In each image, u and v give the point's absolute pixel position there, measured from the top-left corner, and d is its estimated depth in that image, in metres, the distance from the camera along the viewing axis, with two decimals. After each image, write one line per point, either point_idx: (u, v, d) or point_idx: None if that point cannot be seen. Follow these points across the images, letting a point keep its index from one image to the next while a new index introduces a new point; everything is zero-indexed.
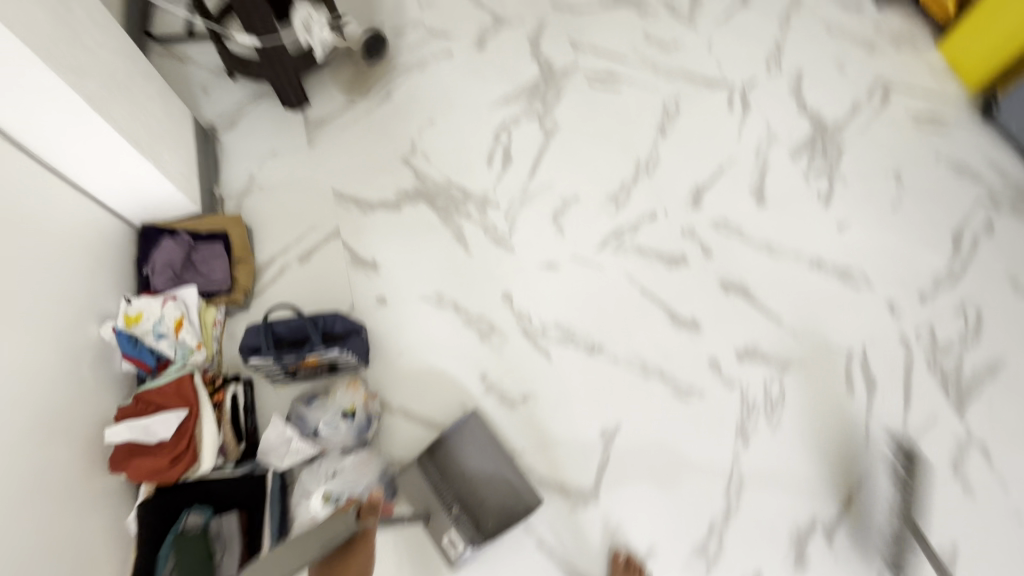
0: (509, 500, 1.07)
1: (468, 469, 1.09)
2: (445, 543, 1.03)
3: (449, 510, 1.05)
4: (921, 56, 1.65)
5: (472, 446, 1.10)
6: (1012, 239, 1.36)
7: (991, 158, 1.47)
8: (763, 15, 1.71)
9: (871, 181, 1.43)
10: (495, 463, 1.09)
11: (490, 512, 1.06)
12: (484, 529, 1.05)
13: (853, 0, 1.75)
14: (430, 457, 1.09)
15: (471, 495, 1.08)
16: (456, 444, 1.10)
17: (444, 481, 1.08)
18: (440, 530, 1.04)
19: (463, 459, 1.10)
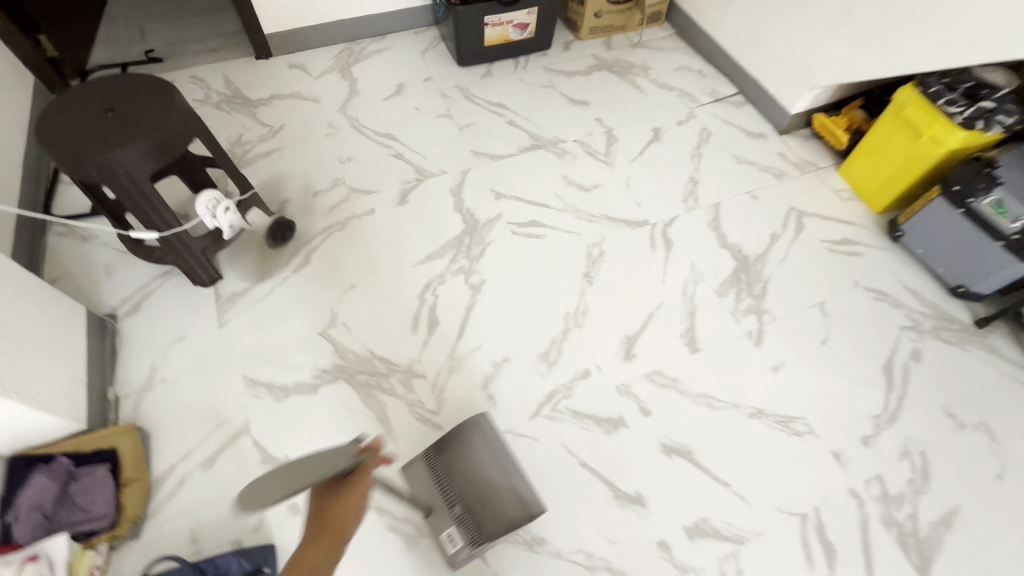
0: (508, 510, 1.09)
1: (471, 470, 1.13)
2: (446, 539, 1.07)
3: (453, 509, 1.09)
4: (827, 180, 1.74)
5: (475, 449, 1.14)
6: (940, 366, 1.37)
7: (907, 281, 1.51)
8: (676, 150, 1.79)
9: (797, 314, 1.44)
10: (497, 474, 1.12)
11: (492, 520, 1.08)
12: (485, 533, 1.07)
13: (756, 130, 1.86)
14: (436, 451, 1.14)
15: (473, 497, 1.10)
16: (461, 443, 1.14)
17: (447, 475, 1.12)
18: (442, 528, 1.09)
19: (467, 456, 1.14)
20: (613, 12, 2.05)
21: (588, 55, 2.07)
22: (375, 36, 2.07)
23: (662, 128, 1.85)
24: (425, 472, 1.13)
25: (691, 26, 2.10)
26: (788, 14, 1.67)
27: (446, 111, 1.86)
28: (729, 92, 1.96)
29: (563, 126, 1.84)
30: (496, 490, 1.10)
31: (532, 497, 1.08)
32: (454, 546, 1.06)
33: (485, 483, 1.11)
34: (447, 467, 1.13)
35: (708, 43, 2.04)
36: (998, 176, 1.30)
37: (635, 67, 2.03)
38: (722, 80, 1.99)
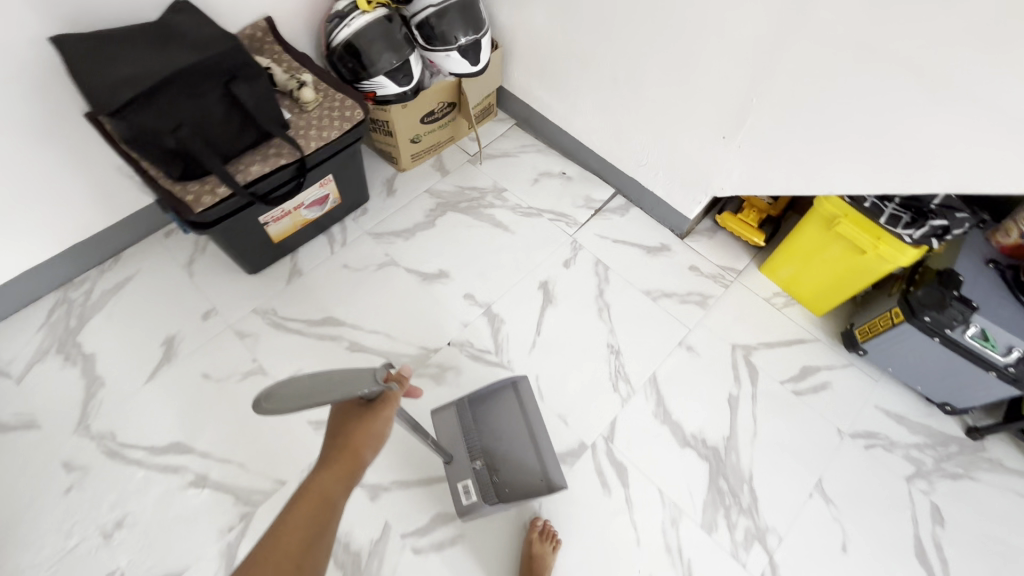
0: (531, 475, 1.10)
1: (497, 430, 1.15)
2: (460, 489, 1.09)
3: (474, 464, 1.11)
4: (754, 287, 1.44)
5: (507, 409, 1.16)
6: (966, 520, 1.15)
7: (887, 404, 1.27)
8: (577, 307, 1.38)
9: (801, 516, 1.14)
10: (526, 433, 1.14)
11: (512, 481, 1.10)
12: (500, 493, 1.09)
13: (655, 241, 1.50)
14: (469, 405, 1.16)
15: (497, 458, 1.12)
16: (497, 401, 1.16)
17: (475, 430, 1.14)
18: (458, 477, 1.10)
19: (497, 415, 1.16)
20: (433, 131, 1.54)
21: (421, 194, 1.56)
22: (103, 265, 1.36)
23: (550, 279, 1.42)
24: (454, 422, 1.15)
25: (533, 118, 1.66)
26: (657, 113, 1.30)
27: (255, 362, 1.26)
28: (606, 197, 1.57)
29: (426, 324, 1.34)
30: (519, 449, 1.13)
31: (555, 469, 1.09)
32: (469, 498, 1.07)
33: (509, 446, 1.13)
34: (475, 421, 1.15)
35: (560, 137, 1.63)
36: (970, 301, 1.06)
37: (486, 194, 1.57)
38: (593, 180, 1.61)
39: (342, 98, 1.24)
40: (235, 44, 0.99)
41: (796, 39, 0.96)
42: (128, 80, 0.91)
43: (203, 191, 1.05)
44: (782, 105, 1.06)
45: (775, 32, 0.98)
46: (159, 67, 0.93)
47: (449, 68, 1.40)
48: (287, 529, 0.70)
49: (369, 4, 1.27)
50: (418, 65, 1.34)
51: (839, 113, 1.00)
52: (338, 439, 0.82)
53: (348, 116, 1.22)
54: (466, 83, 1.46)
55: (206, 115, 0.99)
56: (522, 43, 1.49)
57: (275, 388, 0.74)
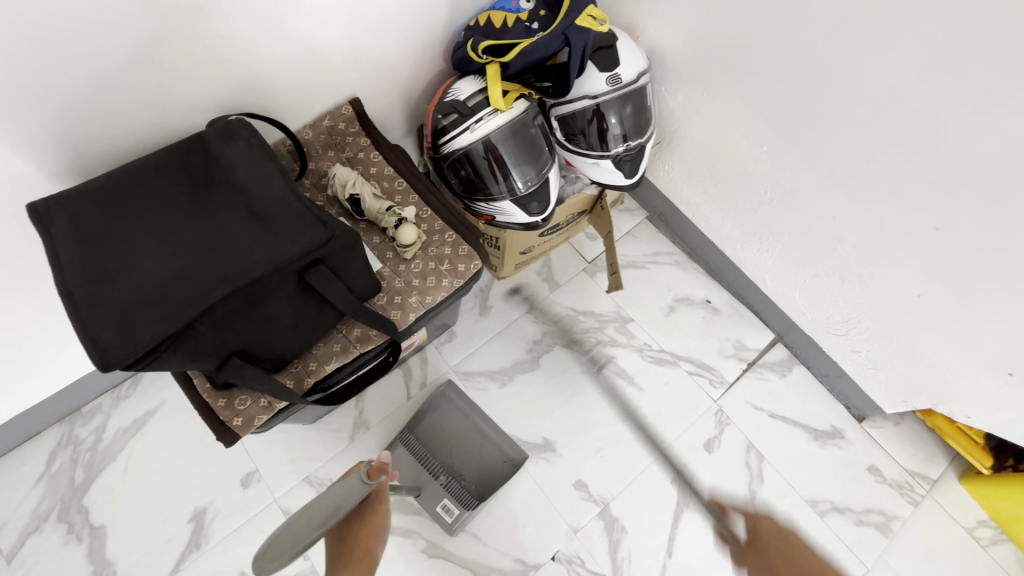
0: (494, 465, 1.06)
1: (445, 437, 1.07)
2: (441, 511, 1.01)
3: (438, 479, 1.03)
4: (954, 509, 1.09)
5: (443, 415, 1.08)
6: None
7: None
8: (718, 517, 1.06)
9: None
10: (470, 427, 1.08)
11: (479, 477, 1.04)
12: (477, 492, 1.03)
13: (823, 421, 1.15)
14: (408, 431, 1.06)
15: (458, 463, 1.05)
16: (428, 409, 1.08)
17: (424, 447, 1.06)
18: (434, 499, 1.02)
19: (437, 427, 1.08)
20: (548, 239, 1.16)
21: (522, 316, 1.20)
22: (119, 388, 1.06)
23: (687, 468, 1.09)
24: (404, 454, 1.05)
25: (678, 220, 1.26)
26: (904, 296, 0.90)
27: (305, 561, 0.97)
28: (764, 348, 1.20)
29: (523, 522, 1.04)
30: (472, 444, 1.07)
31: (511, 446, 1.07)
32: (452, 514, 1.01)
33: (460, 445, 1.07)
34: (420, 443, 1.06)
35: (712, 254, 1.23)
36: None
37: (607, 324, 1.20)
38: (748, 319, 1.22)
39: (452, 238, 0.87)
40: (318, 219, 0.62)
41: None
42: (154, 291, 0.57)
43: (255, 407, 0.72)
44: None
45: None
46: (195, 269, 0.58)
47: (591, 177, 1.00)
48: None
49: (505, 98, 0.88)
50: (556, 182, 0.96)
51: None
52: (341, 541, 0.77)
53: (461, 271, 0.85)
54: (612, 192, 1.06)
55: (266, 323, 0.64)
56: (699, 140, 1.06)
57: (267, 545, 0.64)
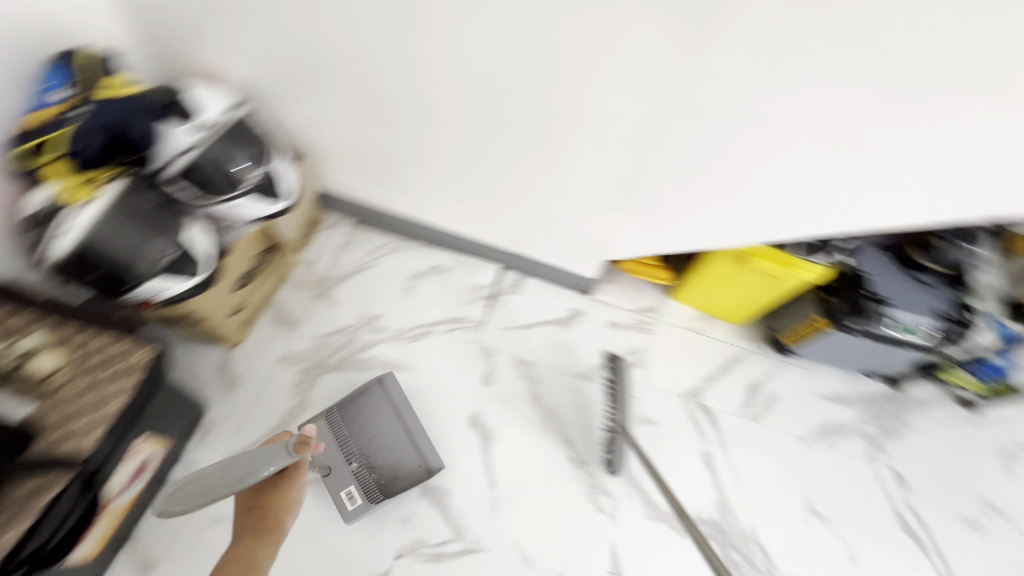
0: (408, 468, 1.10)
1: (370, 426, 1.13)
2: (344, 496, 1.07)
3: (351, 466, 1.09)
4: (672, 315, 1.37)
5: (379, 410, 1.14)
6: (920, 472, 1.26)
7: (827, 390, 1.32)
8: (519, 430, 1.19)
9: (808, 548, 1.15)
10: (393, 425, 1.13)
11: (388, 472, 1.09)
12: (384, 490, 1.08)
13: (562, 310, 1.35)
14: (337, 410, 1.13)
15: (372, 454, 1.11)
16: (367, 398, 1.15)
17: (351, 434, 1.12)
18: (341, 484, 1.08)
19: (371, 413, 1.14)
20: (254, 290, 1.15)
21: (273, 369, 1.19)
22: None
23: (478, 409, 1.20)
24: (327, 435, 1.12)
25: (374, 213, 1.35)
26: (535, 193, 1.09)
27: None
28: (495, 279, 1.36)
29: (358, 543, 1.06)
30: (392, 440, 1.12)
31: (432, 454, 1.11)
32: (353, 502, 1.07)
33: (381, 440, 1.12)
34: (347, 425, 1.13)
35: (415, 227, 1.34)
36: (882, 297, 1.08)
37: (357, 331, 1.25)
38: (474, 263, 1.37)
39: (102, 342, 0.83)
40: None
41: (696, 100, 0.79)
42: None
43: None
44: (686, 166, 0.91)
45: (669, 94, 0.80)
46: None
47: (242, 217, 1.01)
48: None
49: (86, 189, 0.85)
50: (204, 239, 0.94)
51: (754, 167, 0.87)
52: (257, 510, 0.90)
53: (126, 366, 0.82)
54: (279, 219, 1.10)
55: None
56: (333, 141, 1.14)
57: (187, 482, 0.76)
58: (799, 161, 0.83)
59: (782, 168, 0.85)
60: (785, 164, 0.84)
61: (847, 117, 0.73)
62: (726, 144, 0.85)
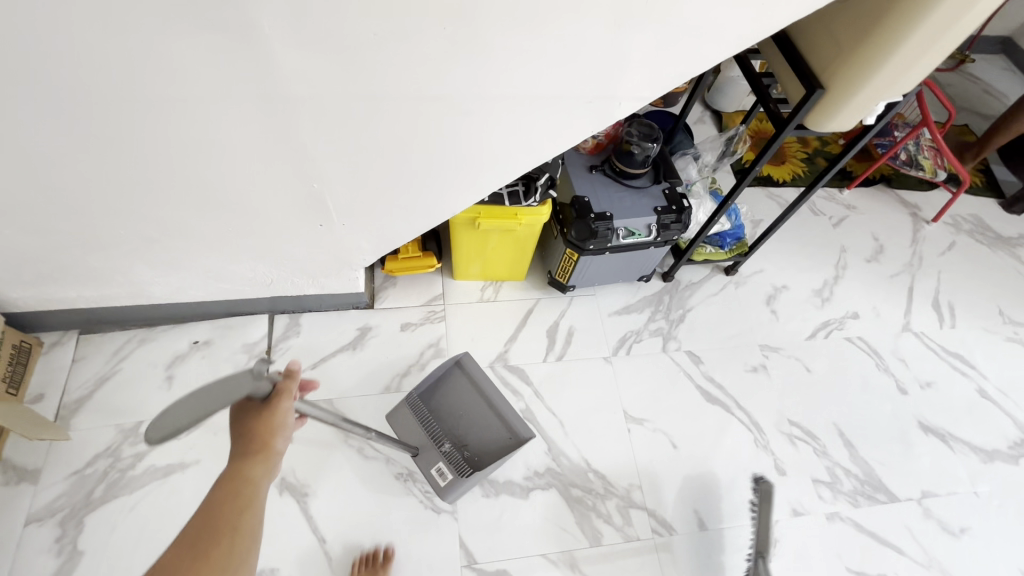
0: (497, 440, 1.13)
1: (455, 410, 1.15)
2: (435, 472, 1.08)
3: (442, 446, 1.10)
4: (462, 296, 1.39)
5: (461, 387, 1.17)
6: (710, 344, 1.40)
7: (615, 306, 1.42)
8: (335, 474, 1.12)
9: (636, 454, 1.22)
10: (478, 404, 1.16)
11: (479, 450, 1.11)
12: (474, 463, 1.09)
13: (351, 332, 1.30)
14: (419, 398, 1.15)
15: (460, 434, 1.13)
16: (447, 383, 1.17)
17: (438, 416, 1.14)
18: (430, 462, 1.10)
19: (453, 397, 1.16)
20: None
21: (22, 533, 1.01)
22: None
23: (285, 471, 1.12)
24: (411, 420, 1.14)
25: (101, 311, 1.19)
26: (239, 237, 1.01)
27: None
28: (269, 329, 1.27)
29: None
30: (478, 418, 1.14)
31: (523, 427, 1.13)
32: (445, 479, 1.08)
33: (466, 419, 1.14)
34: (429, 409, 1.14)
35: (157, 309, 1.21)
36: (605, 212, 1.16)
37: (119, 449, 1.10)
38: (240, 321, 1.27)
39: None
40: None
41: (298, 104, 0.75)
42: None
43: None
44: (347, 166, 0.87)
45: (268, 105, 0.75)
46: None
47: None
48: (195, 537, 0.62)
49: None
50: None
51: (406, 147, 0.85)
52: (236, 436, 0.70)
53: None
54: None
55: None
56: None
57: (160, 411, 0.53)
58: (438, 129, 0.82)
59: (431, 140, 0.84)
60: (431, 135, 0.84)
61: (433, 78, 0.74)
62: (361, 135, 0.82)
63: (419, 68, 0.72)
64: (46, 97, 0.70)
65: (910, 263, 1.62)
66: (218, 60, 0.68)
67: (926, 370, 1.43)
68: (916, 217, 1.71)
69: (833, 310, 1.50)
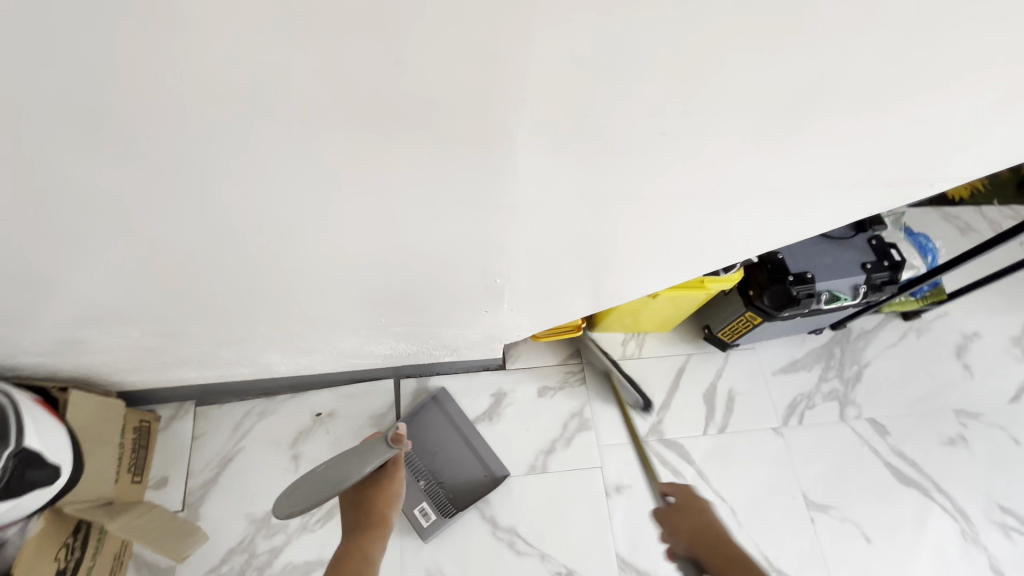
0: (474, 477, 1.08)
1: (432, 446, 1.09)
2: (417, 514, 1.03)
3: (420, 483, 1.05)
4: (603, 354, 1.22)
5: (437, 422, 1.11)
6: (895, 410, 1.20)
7: (779, 364, 1.23)
8: (487, 573, 1.01)
9: (824, 549, 1.05)
10: (456, 441, 1.11)
11: (458, 486, 1.07)
12: (455, 501, 1.05)
13: (486, 400, 1.15)
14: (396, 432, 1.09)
15: (440, 470, 1.07)
16: (424, 417, 1.11)
17: (416, 452, 1.08)
18: (411, 502, 1.04)
19: (429, 431, 1.11)
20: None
21: None
22: None
23: (433, 569, 1.01)
24: None
25: (221, 385, 1.07)
26: (388, 323, 0.86)
27: None
28: (396, 398, 1.14)
29: None
30: (455, 454, 1.09)
31: (499, 463, 1.09)
32: (428, 519, 1.03)
33: (445, 454, 1.09)
34: (409, 445, 1.08)
35: (278, 380, 1.08)
36: (806, 274, 0.95)
37: (255, 543, 1.01)
38: (365, 390, 1.14)
39: None
40: None
41: (514, 217, 0.56)
42: None
43: None
44: (543, 262, 0.69)
45: (476, 218, 0.56)
46: None
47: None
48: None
49: None
50: None
51: (623, 241, 0.66)
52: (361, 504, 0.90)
53: None
54: (85, 484, 0.85)
55: None
56: (104, 356, 0.85)
57: (299, 486, 0.78)
58: (675, 223, 0.63)
59: (659, 233, 0.65)
60: (660, 229, 0.64)
61: (702, 178, 0.54)
62: (577, 235, 0.63)
63: (694, 171, 0.52)
64: (204, 218, 0.54)
65: None
66: (432, 181, 0.49)
67: None
68: None
69: None
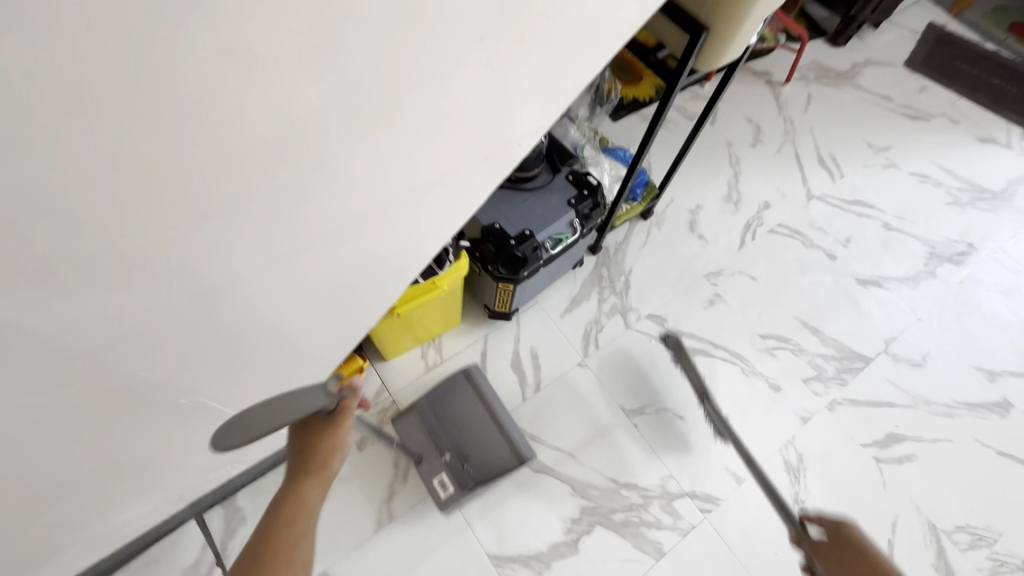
0: (499, 456, 1.08)
1: (457, 421, 1.11)
2: (437, 484, 1.06)
3: (443, 457, 1.07)
4: (406, 377, 1.20)
5: (469, 400, 1.13)
6: (664, 299, 1.35)
7: (563, 306, 1.31)
8: None
9: (653, 444, 1.17)
10: (484, 418, 1.12)
11: (480, 464, 1.07)
12: (474, 477, 1.06)
13: None
14: (428, 404, 1.12)
15: (463, 445, 1.08)
16: (455, 392, 1.13)
17: (443, 426, 1.10)
18: (430, 473, 1.07)
19: (460, 407, 1.12)
20: None
21: None
22: None
23: None
24: (416, 425, 1.10)
25: None
26: (97, 519, 0.70)
27: None
28: (206, 538, 1.01)
29: None
30: (481, 430, 1.10)
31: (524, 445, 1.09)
32: (447, 490, 1.05)
33: (470, 429, 1.10)
34: (439, 418, 1.11)
35: None
36: (524, 232, 1.01)
37: None
38: (165, 552, 0.99)
39: None
40: None
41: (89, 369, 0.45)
42: None
43: None
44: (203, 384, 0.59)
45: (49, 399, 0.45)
46: None
47: None
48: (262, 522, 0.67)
49: None
50: None
51: (283, 310, 0.62)
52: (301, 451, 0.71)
53: None
54: None
55: None
56: None
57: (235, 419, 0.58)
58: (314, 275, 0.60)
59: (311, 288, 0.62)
60: (310, 279, 0.61)
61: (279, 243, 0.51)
62: (211, 334, 0.56)
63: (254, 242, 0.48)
64: None
65: (787, 133, 1.67)
66: None
67: (841, 229, 1.52)
68: (772, 83, 1.75)
69: (747, 209, 1.51)
